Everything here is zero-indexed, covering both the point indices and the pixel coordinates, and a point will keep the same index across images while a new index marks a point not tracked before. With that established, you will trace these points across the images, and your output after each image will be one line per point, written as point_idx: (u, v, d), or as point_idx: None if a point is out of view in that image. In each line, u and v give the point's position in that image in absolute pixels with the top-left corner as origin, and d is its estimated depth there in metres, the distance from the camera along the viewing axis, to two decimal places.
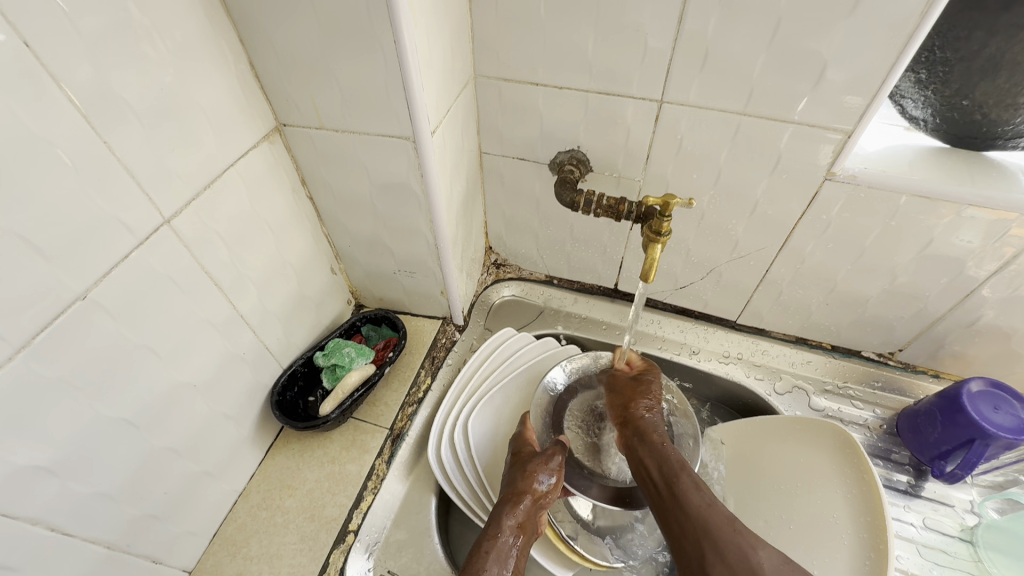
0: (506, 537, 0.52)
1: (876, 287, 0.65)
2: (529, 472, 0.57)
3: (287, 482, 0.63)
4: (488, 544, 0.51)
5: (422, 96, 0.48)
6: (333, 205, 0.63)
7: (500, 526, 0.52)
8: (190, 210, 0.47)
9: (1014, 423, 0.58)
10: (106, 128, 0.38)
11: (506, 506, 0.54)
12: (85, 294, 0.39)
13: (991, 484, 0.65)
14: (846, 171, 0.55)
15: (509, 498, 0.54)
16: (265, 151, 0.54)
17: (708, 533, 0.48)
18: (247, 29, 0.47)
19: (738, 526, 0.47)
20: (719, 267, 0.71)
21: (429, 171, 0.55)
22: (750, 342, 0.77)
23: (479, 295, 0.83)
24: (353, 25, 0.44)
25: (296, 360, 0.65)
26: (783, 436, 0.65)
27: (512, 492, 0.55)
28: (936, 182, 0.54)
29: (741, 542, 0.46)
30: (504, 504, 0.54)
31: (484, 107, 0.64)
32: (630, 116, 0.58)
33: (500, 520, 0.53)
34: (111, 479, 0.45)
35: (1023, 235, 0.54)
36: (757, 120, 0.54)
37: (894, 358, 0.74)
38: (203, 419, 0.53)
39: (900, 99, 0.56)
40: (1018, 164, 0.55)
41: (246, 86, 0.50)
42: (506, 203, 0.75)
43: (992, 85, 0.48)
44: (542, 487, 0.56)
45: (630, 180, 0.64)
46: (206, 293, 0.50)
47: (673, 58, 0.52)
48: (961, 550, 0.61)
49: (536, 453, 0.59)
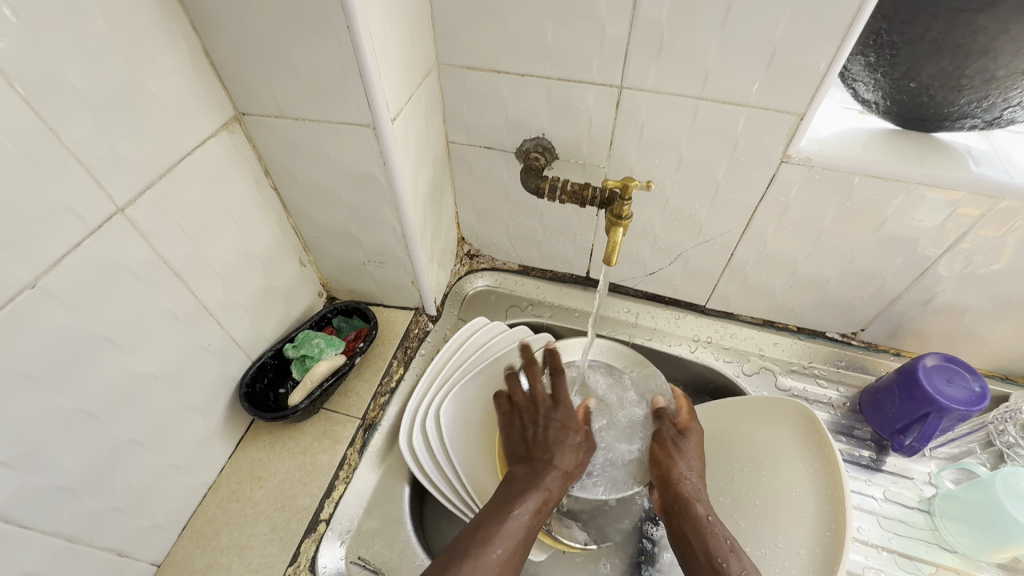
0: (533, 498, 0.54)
1: (836, 268, 0.67)
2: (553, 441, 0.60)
3: (257, 474, 0.63)
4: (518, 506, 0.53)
5: (379, 83, 0.48)
6: (299, 196, 0.63)
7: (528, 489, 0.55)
8: (146, 199, 0.46)
9: (966, 396, 0.60)
10: (52, 114, 0.38)
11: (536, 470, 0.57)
12: (34, 282, 0.39)
13: (948, 456, 0.67)
14: (801, 153, 0.56)
15: (541, 471, 0.57)
16: (224, 140, 0.54)
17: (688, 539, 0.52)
18: (200, 16, 0.47)
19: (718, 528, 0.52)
20: (686, 251, 0.72)
21: (391, 159, 0.55)
22: (718, 326, 0.79)
23: (452, 286, 0.83)
24: (306, 11, 0.44)
25: (265, 352, 0.65)
26: (757, 413, 0.66)
27: (539, 458, 0.58)
28: (887, 163, 0.55)
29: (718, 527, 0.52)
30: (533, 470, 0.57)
31: (448, 95, 0.64)
32: (592, 102, 0.59)
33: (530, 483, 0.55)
34: (70, 472, 0.44)
35: (971, 213, 0.56)
36: (714, 104, 0.55)
37: (857, 338, 0.76)
38: (168, 410, 0.53)
39: (852, 82, 0.58)
40: (965, 144, 0.57)
41: (202, 74, 0.50)
42: (475, 193, 0.75)
43: (937, 67, 0.50)
44: (570, 460, 0.59)
45: (595, 166, 0.65)
46: (167, 284, 0.50)
47: (630, 44, 0.53)
48: (919, 521, 0.63)
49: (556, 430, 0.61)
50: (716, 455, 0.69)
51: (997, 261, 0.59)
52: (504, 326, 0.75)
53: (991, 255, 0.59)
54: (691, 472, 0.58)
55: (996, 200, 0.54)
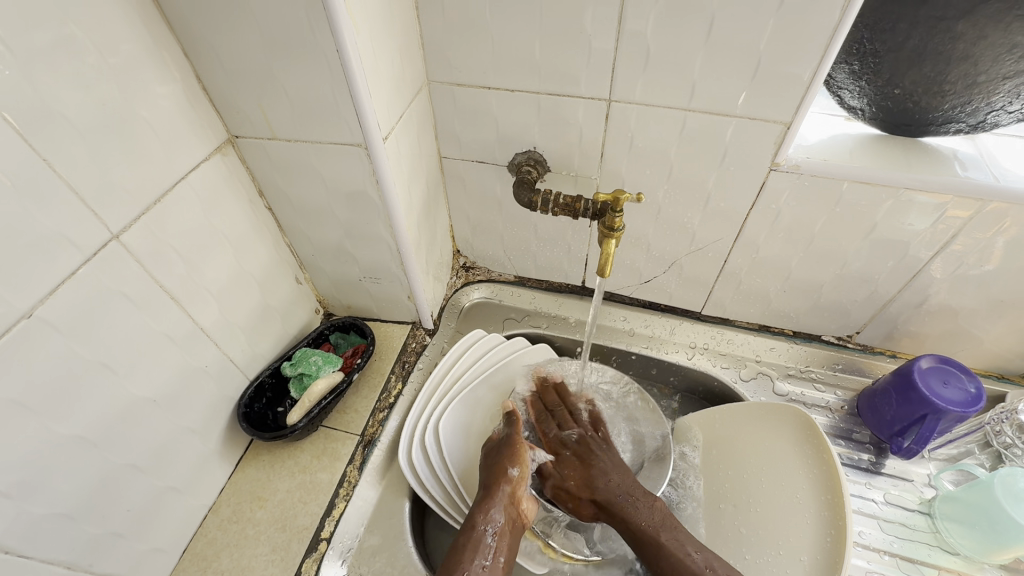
0: (491, 533, 0.54)
1: (830, 272, 0.67)
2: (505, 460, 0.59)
3: (258, 494, 0.62)
4: (487, 539, 0.54)
5: (369, 103, 0.49)
6: (293, 215, 0.63)
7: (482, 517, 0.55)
8: (141, 225, 0.47)
9: (962, 397, 0.60)
10: (46, 145, 0.39)
11: (490, 492, 0.56)
12: (31, 311, 0.39)
13: (947, 457, 0.67)
14: (789, 161, 0.57)
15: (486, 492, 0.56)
16: (218, 162, 0.54)
17: (655, 542, 0.55)
18: (190, 42, 0.47)
19: (676, 533, 0.55)
20: (679, 259, 0.72)
21: (383, 177, 0.55)
22: (714, 332, 0.79)
23: (449, 298, 0.84)
24: (295, 35, 0.45)
25: (263, 371, 0.65)
26: (737, 418, 0.68)
27: (490, 484, 0.57)
28: (874, 169, 0.56)
29: (676, 535, 0.55)
30: (485, 495, 0.56)
31: (440, 112, 0.65)
32: (581, 115, 0.59)
33: (485, 511, 0.55)
34: (69, 498, 0.44)
35: (961, 215, 0.56)
36: (702, 115, 0.55)
37: (852, 341, 0.76)
38: (166, 433, 0.53)
39: (837, 90, 0.59)
40: (951, 148, 0.58)
41: (194, 99, 0.51)
42: (470, 206, 0.76)
43: (919, 74, 0.50)
44: (514, 475, 0.58)
45: (588, 178, 0.65)
46: (164, 308, 0.50)
47: (617, 58, 0.54)
48: (920, 523, 0.63)
49: (500, 446, 0.62)
50: (718, 462, 0.68)
51: (988, 262, 0.60)
52: (501, 338, 0.75)
53: (983, 256, 0.59)
54: (611, 469, 0.62)
55: (984, 203, 0.55)
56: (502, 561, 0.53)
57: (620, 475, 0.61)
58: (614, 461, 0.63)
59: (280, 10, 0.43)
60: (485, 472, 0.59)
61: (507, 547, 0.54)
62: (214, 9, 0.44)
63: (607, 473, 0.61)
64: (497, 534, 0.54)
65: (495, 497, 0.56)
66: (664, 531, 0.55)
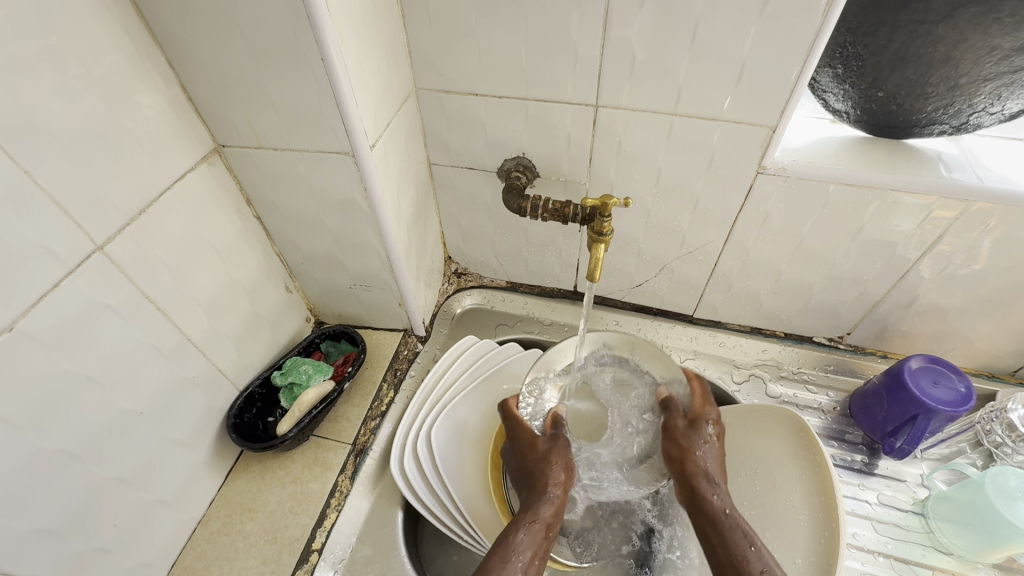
0: (527, 529, 0.54)
1: (819, 274, 0.67)
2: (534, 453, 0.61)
3: (248, 506, 0.62)
4: (541, 535, 0.53)
5: (356, 111, 0.49)
6: (282, 223, 0.63)
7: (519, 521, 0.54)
8: (125, 236, 0.46)
9: (952, 396, 0.60)
10: (28, 157, 0.38)
11: (539, 495, 0.57)
12: (11, 325, 0.39)
13: (939, 457, 0.67)
14: (776, 164, 0.57)
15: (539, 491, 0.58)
16: (204, 172, 0.54)
17: (719, 522, 0.54)
18: (175, 52, 0.47)
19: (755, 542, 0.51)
20: (670, 263, 0.73)
21: (371, 185, 0.55)
22: (707, 335, 0.79)
23: (441, 305, 0.83)
24: (280, 44, 0.45)
25: (252, 381, 0.65)
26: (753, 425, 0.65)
27: (535, 484, 0.59)
28: (860, 171, 0.56)
29: (738, 522, 0.53)
30: (536, 495, 0.58)
31: (428, 119, 0.65)
32: (569, 121, 0.60)
33: (533, 508, 0.56)
34: (54, 513, 0.44)
35: (946, 215, 0.57)
36: (689, 119, 0.56)
37: (843, 342, 0.76)
38: (153, 445, 0.52)
39: (822, 93, 0.59)
40: (936, 150, 0.59)
41: (180, 109, 0.50)
42: (460, 213, 0.76)
43: (902, 77, 0.51)
44: (559, 476, 0.59)
45: (577, 183, 0.66)
46: (150, 319, 0.50)
47: (603, 65, 0.54)
48: (914, 523, 0.63)
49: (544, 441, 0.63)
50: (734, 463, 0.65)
51: (975, 262, 0.60)
52: (494, 343, 0.75)
53: (969, 256, 0.60)
54: (710, 458, 0.60)
55: (969, 203, 0.55)
56: (535, 556, 0.51)
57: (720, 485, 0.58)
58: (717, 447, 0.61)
59: (264, 20, 0.43)
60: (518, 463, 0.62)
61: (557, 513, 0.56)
62: (199, 19, 0.44)
63: (703, 455, 0.60)
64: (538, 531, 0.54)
65: (545, 496, 0.57)
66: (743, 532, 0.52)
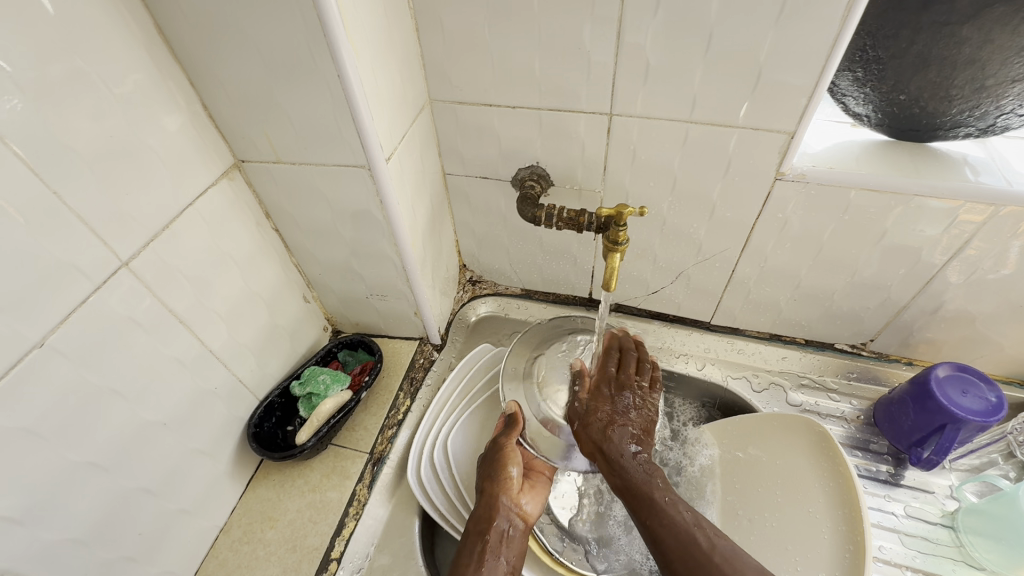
0: (496, 534, 0.57)
1: (840, 280, 0.66)
2: (502, 464, 0.62)
3: (268, 514, 0.63)
4: (484, 544, 0.56)
5: (372, 126, 0.49)
6: (300, 236, 0.64)
7: (481, 521, 0.58)
8: (149, 251, 0.47)
9: (982, 406, 0.58)
10: (56, 178, 0.39)
11: (492, 498, 0.59)
12: (41, 341, 0.40)
13: (969, 468, 0.65)
14: (794, 170, 0.56)
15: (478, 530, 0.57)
16: (225, 187, 0.55)
17: (650, 499, 0.49)
18: (196, 72, 0.49)
19: (669, 492, 0.50)
20: (687, 270, 0.72)
21: (387, 197, 0.56)
22: (725, 342, 0.78)
23: (456, 313, 0.84)
24: (297, 62, 0.45)
25: (272, 391, 0.66)
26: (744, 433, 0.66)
27: (489, 490, 0.60)
28: (883, 175, 0.55)
29: (668, 493, 0.49)
30: (486, 502, 0.59)
31: (442, 130, 0.65)
32: (582, 130, 0.59)
33: (490, 517, 0.58)
34: (81, 523, 0.45)
35: (974, 219, 0.55)
36: (704, 126, 0.55)
37: (867, 348, 0.75)
38: (176, 455, 0.53)
39: (841, 97, 0.58)
40: (961, 153, 0.57)
41: (201, 126, 0.52)
42: (475, 221, 0.76)
43: (925, 79, 0.50)
44: (513, 474, 0.61)
45: (591, 191, 0.65)
46: (173, 331, 0.51)
47: (616, 73, 0.54)
48: (943, 537, 0.61)
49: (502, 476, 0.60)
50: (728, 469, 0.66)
51: (1005, 267, 0.58)
52: (508, 351, 0.75)
53: (999, 260, 0.58)
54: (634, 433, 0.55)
55: (996, 207, 0.53)
56: (507, 561, 0.55)
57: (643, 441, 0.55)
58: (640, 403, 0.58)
59: (283, 38, 0.44)
60: (487, 468, 0.62)
61: (516, 551, 0.57)
62: (219, 39, 0.45)
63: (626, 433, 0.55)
64: (500, 535, 0.57)
65: (496, 504, 0.59)
66: (654, 488, 0.50)
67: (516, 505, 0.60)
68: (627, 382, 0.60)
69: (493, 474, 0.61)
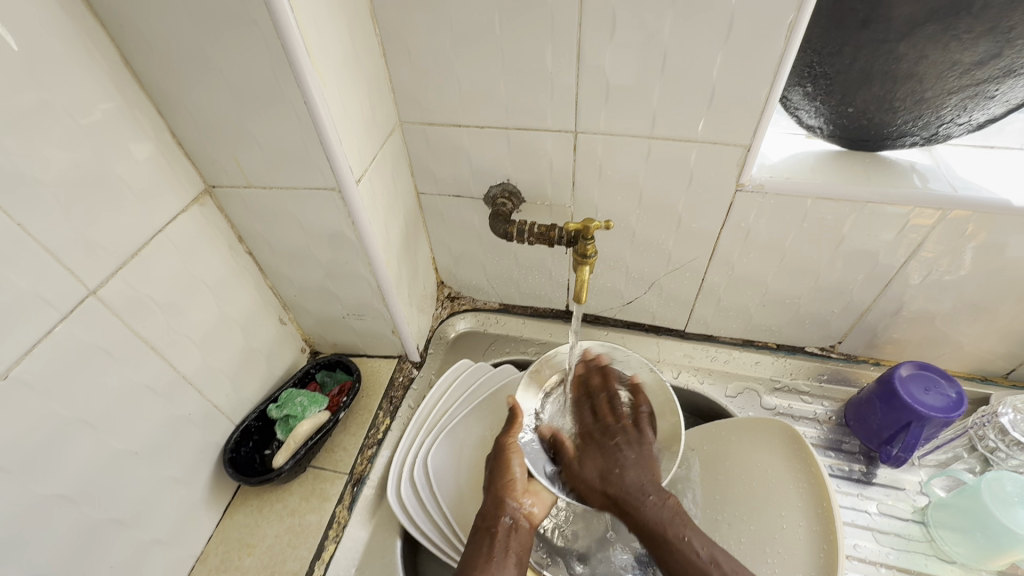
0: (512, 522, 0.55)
1: (805, 285, 0.68)
2: (507, 463, 0.59)
3: (246, 541, 0.62)
4: (494, 539, 0.54)
5: (341, 148, 0.51)
6: (274, 258, 0.64)
7: (504, 509, 0.56)
8: (117, 279, 0.47)
9: (944, 402, 0.60)
10: (20, 211, 0.40)
11: (496, 496, 0.57)
12: (6, 373, 0.40)
13: (937, 464, 0.68)
14: (753, 181, 0.59)
15: (482, 528, 0.55)
16: (196, 213, 0.56)
17: (662, 536, 0.51)
18: (163, 100, 0.49)
19: (683, 528, 0.51)
20: (659, 279, 0.73)
21: (359, 218, 0.56)
22: (700, 349, 0.79)
23: (435, 330, 0.84)
24: (264, 89, 0.46)
25: (249, 415, 0.65)
26: (745, 441, 0.64)
27: (496, 489, 0.57)
28: (836, 184, 0.57)
29: (683, 530, 0.51)
30: (492, 498, 0.57)
31: (413, 150, 0.66)
32: (550, 147, 0.61)
33: (508, 504, 0.56)
34: (48, 558, 0.44)
35: (923, 223, 0.58)
36: (665, 141, 0.57)
37: (836, 350, 0.77)
38: (148, 484, 0.53)
39: (795, 111, 0.60)
40: (910, 161, 0.60)
41: (170, 153, 0.52)
42: (450, 238, 0.77)
43: (870, 93, 0.52)
44: (519, 474, 0.59)
45: (561, 206, 0.67)
46: (144, 359, 0.51)
47: (579, 91, 0.55)
48: (915, 532, 0.63)
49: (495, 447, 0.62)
50: (716, 462, 0.67)
51: (961, 268, 0.61)
52: (489, 366, 0.75)
53: (953, 261, 0.60)
54: (642, 475, 0.57)
55: (945, 211, 0.56)
56: (516, 558, 0.53)
57: (640, 471, 0.57)
58: (631, 440, 0.62)
59: (247, 66, 0.45)
60: (492, 474, 0.59)
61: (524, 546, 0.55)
62: (184, 64, 0.46)
63: (628, 472, 0.58)
64: (507, 530, 0.55)
65: (502, 501, 0.56)
66: (672, 528, 0.51)
67: (523, 505, 0.57)
68: (607, 426, 0.64)
69: (498, 476, 0.58)
